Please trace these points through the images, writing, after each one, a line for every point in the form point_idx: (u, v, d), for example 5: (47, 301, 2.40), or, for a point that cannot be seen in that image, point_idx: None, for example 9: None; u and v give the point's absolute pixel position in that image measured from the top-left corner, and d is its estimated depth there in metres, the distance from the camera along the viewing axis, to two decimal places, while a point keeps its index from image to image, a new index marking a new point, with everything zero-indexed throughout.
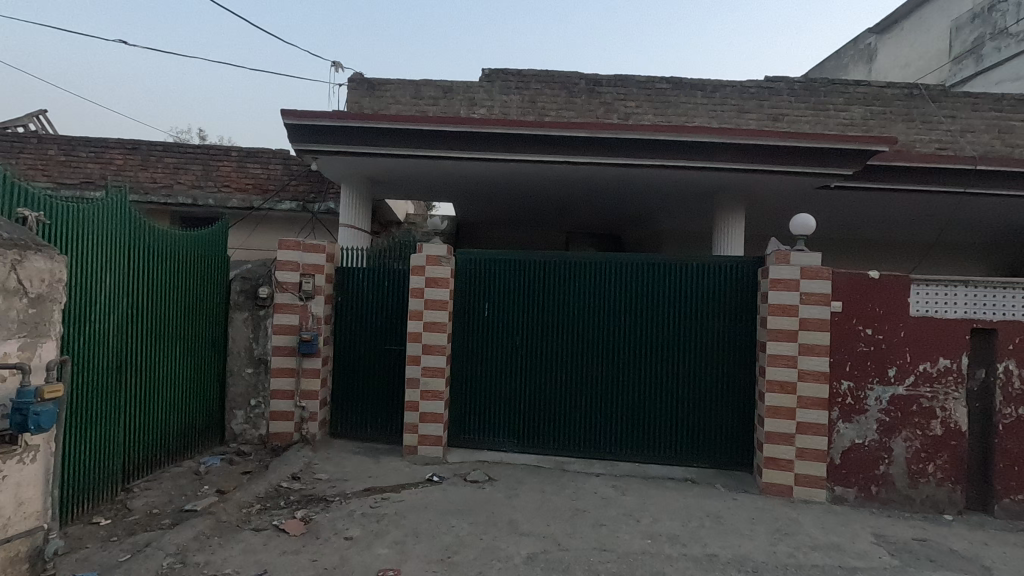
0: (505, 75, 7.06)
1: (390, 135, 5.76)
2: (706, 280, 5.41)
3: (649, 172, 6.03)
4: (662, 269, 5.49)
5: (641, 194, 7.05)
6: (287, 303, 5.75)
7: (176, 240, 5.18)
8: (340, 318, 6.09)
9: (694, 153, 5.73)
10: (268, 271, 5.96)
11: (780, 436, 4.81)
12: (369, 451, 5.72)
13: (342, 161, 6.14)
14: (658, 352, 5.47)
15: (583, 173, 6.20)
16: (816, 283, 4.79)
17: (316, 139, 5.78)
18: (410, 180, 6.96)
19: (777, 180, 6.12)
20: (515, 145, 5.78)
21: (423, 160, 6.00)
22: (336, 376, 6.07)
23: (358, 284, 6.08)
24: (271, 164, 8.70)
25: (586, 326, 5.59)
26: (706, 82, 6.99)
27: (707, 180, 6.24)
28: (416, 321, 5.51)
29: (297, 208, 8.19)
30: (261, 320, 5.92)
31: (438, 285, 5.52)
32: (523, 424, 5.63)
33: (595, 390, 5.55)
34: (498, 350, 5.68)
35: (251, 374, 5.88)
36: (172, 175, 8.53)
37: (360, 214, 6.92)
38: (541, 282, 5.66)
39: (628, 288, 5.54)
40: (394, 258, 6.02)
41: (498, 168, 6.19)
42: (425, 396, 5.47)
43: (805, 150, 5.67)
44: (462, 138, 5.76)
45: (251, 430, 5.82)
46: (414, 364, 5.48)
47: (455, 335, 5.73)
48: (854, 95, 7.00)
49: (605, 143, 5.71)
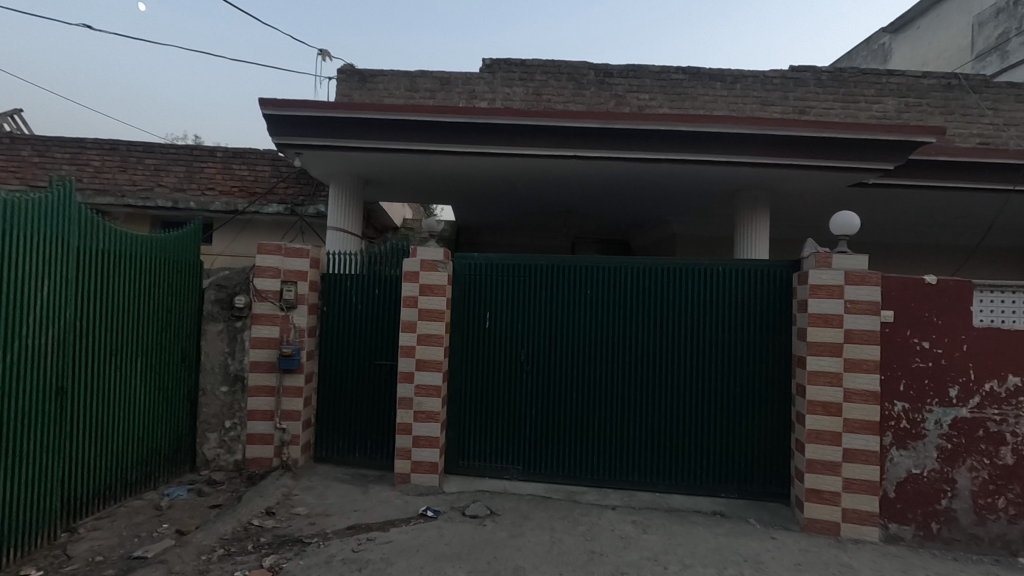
0: (508, 65, 6.45)
1: (380, 127, 5.21)
2: (733, 285, 4.82)
3: (667, 168, 5.47)
4: (683, 274, 4.91)
5: (656, 193, 6.49)
6: (266, 313, 5.21)
7: (141, 244, 4.61)
8: (326, 330, 5.52)
9: (718, 146, 5.16)
10: (245, 278, 5.37)
11: (824, 465, 4.20)
12: (357, 479, 5.12)
13: (328, 158, 5.59)
14: (680, 366, 4.87)
15: (593, 170, 5.64)
16: (863, 289, 4.21)
17: (299, 131, 5.23)
18: (404, 178, 6.41)
19: (808, 177, 5.56)
20: (519, 138, 5.22)
21: (418, 155, 5.45)
22: (321, 394, 5.49)
23: (346, 292, 5.51)
24: (259, 165, 8.15)
25: (598, 336, 5.00)
26: (726, 72, 6.44)
27: (730, 177, 5.68)
28: (409, 333, 4.93)
29: (285, 211, 7.65)
30: (237, 333, 5.32)
31: (434, 293, 4.95)
32: (529, 448, 5.03)
33: (609, 410, 4.95)
34: (501, 365, 5.09)
35: (226, 394, 5.28)
36: (153, 177, 8.01)
37: (350, 216, 6.35)
38: (548, 289, 5.08)
39: (645, 294, 4.96)
40: (386, 263, 5.44)
41: (500, 164, 5.63)
42: (419, 417, 4.87)
43: (841, 143, 5.11)
44: (461, 131, 5.20)
45: (225, 455, 5.22)
46: (407, 382, 4.90)
47: (453, 349, 5.14)
48: (887, 86, 6.43)
49: (618, 136, 5.15)
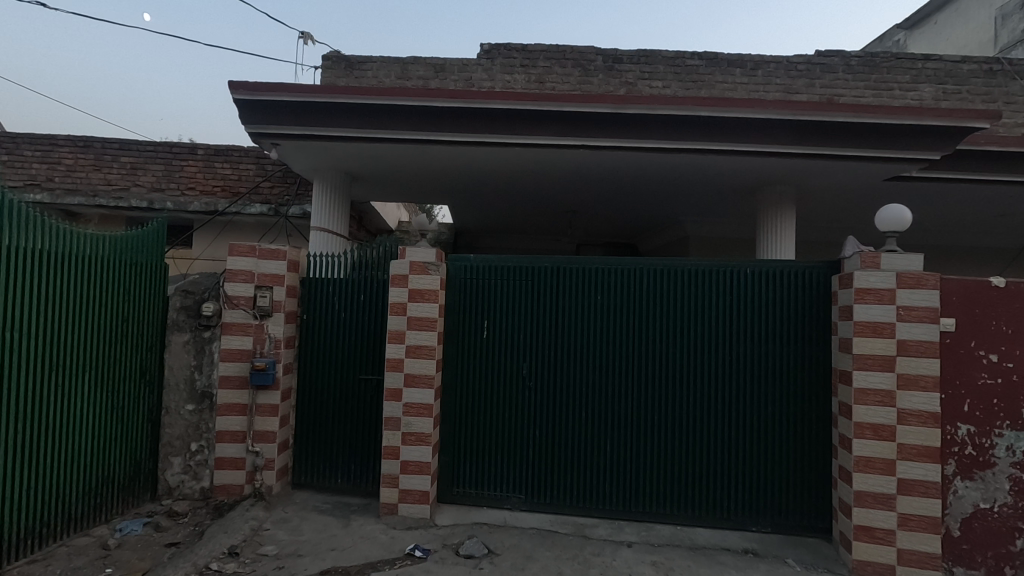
0: (507, 50, 5.93)
1: (365, 113, 4.66)
2: (763, 289, 4.26)
3: (685, 158, 4.92)
4: (706, 276, 4.34)
5: (671, 189, 5.94)
6: (237, 322, 4.66)
7: (90, 243, 4.07)
8: (306, 341, 4.96)
9: (743, 134, 4.61)
10: (215, 284, 4.80)
11: (876, 498, 3.61)
12: (338, 509, 4.54)
13: (309, 150, 5.05)
14: (702, 381, 4.29)
15: (603, 161, 5.09)
16: (918, 294, 3.65)
17: (276, 119, 4.68)
18: (395, 174, 5.88)
19: (842, 169, 5.00)
20: (520, 126, 4.68)
21: (408, 145, 4.91)
22: (299, 413, 4.92)
23: (328, 300, 4.96)
24: (242, 163, 7.63)
25: (609, 348, 4.43)
26: (746, 57, 5.89)
27: (754, 169, 5.13)
28: (396, 344, 4.38)
29: (269, 211, 7.12)
30: (205, 344, 4.74)
31: (424, 299, 4.39)
32: (532, 475, 4.45)
33: (622, 431, 4.37)
34: (501, 380, 4.52)
35: (191, 413, 4.69)
36: (129, 176, 7.49)
37: (335, 215, 5.81)
38: (552, 295, 4.52)
39: (662, 300, 4.39)
40: (372, 267, 4.89)
41: (499, 156, 5.09)
42: (408, 440, 4.31)
43: (882, 130, 4.55)
44: (455, 117, 4.66)
45: (190, 482, 4.63)
46: (394, 400, 4.34)
47: (446, 363, 4.58)
48: (923, 72, 5.90)
49: (631, 122, 4.60)
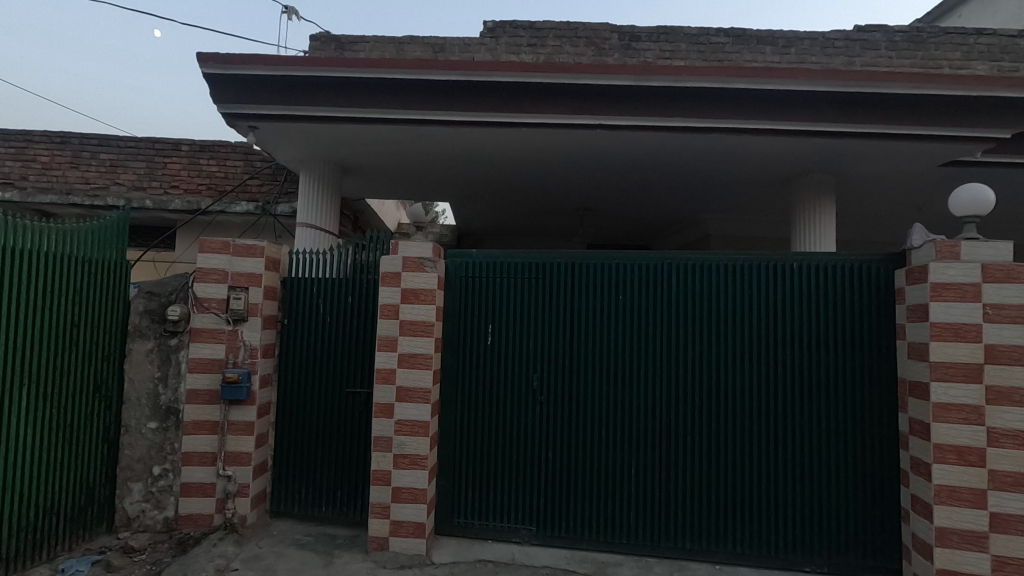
0: (514, 29, 5.39)
1: (353, 90, 4.12)
2: (811, 288, 3.67)
3: (715, 139, 4.35)
4: (745, 272, 3.76)
5: (696, 179, 5.38)
6: (209, 328, 4.11)
7: (26, 233, 3.45)
8: (287, 350, 4.39)
9: (784, 110, 4.03)
10: (183, 284, 4.21)
11: (965, 537, 2.98)
12: (321, 542, 3.93)
13: (291, 134, 4.50)
14: (740, 395, 3.70)
15: (621, 144, 4.51)
16: (1009, 289, 3.04)
17: (251, 98, 4.16)
18: (390, 164, 5.34)
19: (895, 150, 4.41)
20: (528, 102, 4.12)
21: (402, 127, 4.36)
22: (279, 431, 4.34)
23: (311, 303, 4.40)
24: (230, 160, 7.15)
25: (634, 356, 3.83)
26: (778, 34, 5.31)
27: (792, 152, 4.55)
28: (388, 352, 3.81)
29: (255, 209, 6.59)
30: (171, 354, 4.13)
31: (419, 300, 3.82)
32: (546, 504, 3.83)
33: (649, 452, 3.76)
34: (508, 393, 3.93)
35: (154, 432, 4.08)
36: (109, 174, 7.00)
37: (324, 210, 5.26)
38: (565, 296, 3.93)
39: (695, 300, 3.80)
40: (361, 265, 4.33)
41: (505, 139, 4.54)
42: (400, 463, 3.72)
43: (945, 103, 3.96)
44: (454, 95, 4.12)
45: (152, 512, 4.03)
46: (385, 417, 3.77)
47: (444, 373, 3.98)
48: (975, 48, 5.31)
49: (655, 98, 4.04)
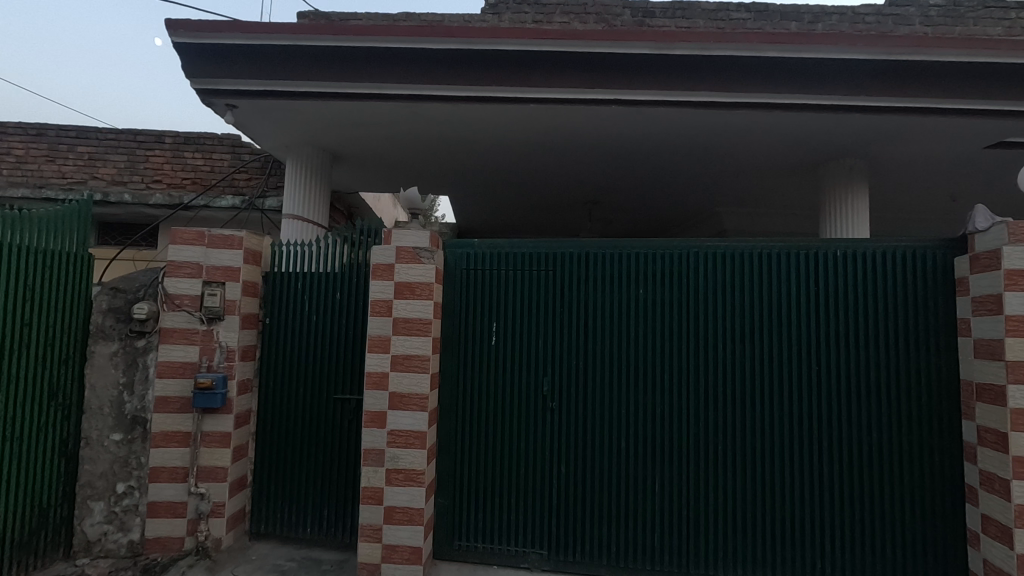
0: (518, 4, 4.98)
1: (341, 63, 3.73)
2: (858, 278, 3.26)
3: (742, 117, 3.96)
4: (783, 261, 3.35)
5: (715, 164, 4.98)
6: (181, 328, 3.68)
7: None
8: (269, 352, 3.96)
9: (819, 81, 3.64)
10: (153, 279, 3.78)
11: None
12: (306, 568, 3.49)
13: (274, 113, 4.10)
14: (778, 400, 3.28)
15: (638, 122, 4.11)
16: None
17: (226, 70, 3.75)
18: (385, 150, 4.94)
19: (939, 127, 4.02)
20: (536, 75, 3.73)
21: (394, 104, 3.97)
22: (260, 443, 3.90)
23: (296, 300, 3.97)
24: (216, 153, 6.76)
25: (658, 357, 3.40)
26: (803, 9, 4.92)
27: (826, 131, 4.13)
28: (379, 354, 3.38)
29: (242, 203, 6.18)
30: (138, 358, 3.69)
31: (414, 294, 3.40)
32: (558, 525, 3.40)
33: (675, 465, 3.33)
34: (516, 399, 3.50)
35: (118, 445, 3.64)
36: (86, 167, 6.59)
37: (313, 200, 4.86)
38: (579, 290, 3.50)
39: (727, 293, 3.38)
40: (350, 258, 3.90)
41: (510, 118, 4.15)
42: (394, 479, 3.29)
43: (1000, 72, 3.56)
44: (454, 66, 3.73)
45: (115, 534, 3.59)
46: (376, 427, 3.34)
47: (443, 378, 3.55)
48: (1017, 23, 4.91)
49: (676, 68, 3.64)
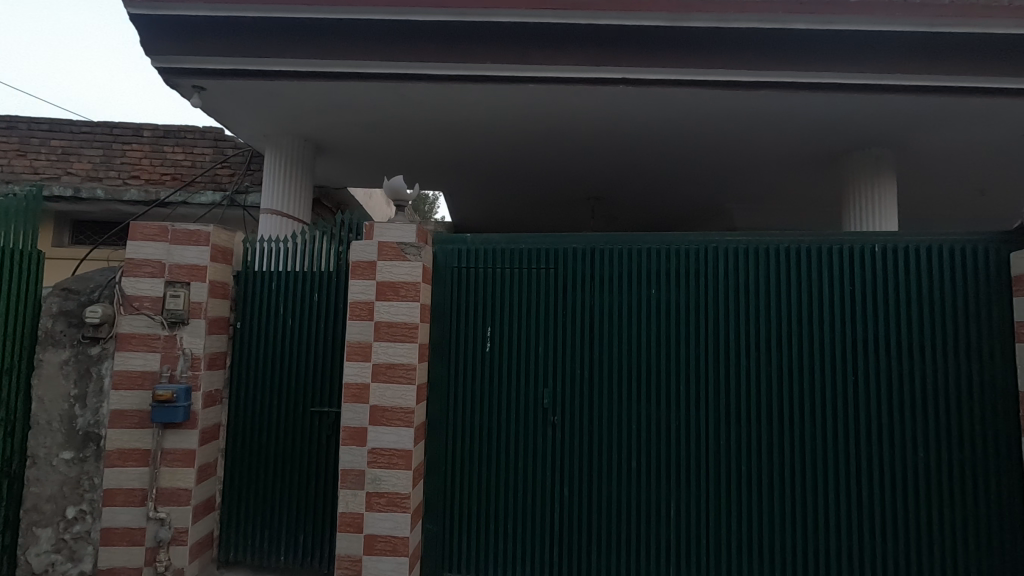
0: None
1: (324, 37, 3.44)
2: (900, 278, 2.91)
3: (762, 99, 3.63)
4: (815, 259, 2.99)
5: (729, 154, 4.65)
6: (140, 334, 3.30)
7: None
8: (240, 361, 3.58)
9: (845, 57, 3.35)
10: (109, 280, 3.40)
11: None
12: None
13: (249, 96, 3.77)
14: (810, 414, 2.91)
15: (648, 105, 3.78)
16: None
17: (191, 46, 3.44)
18: (373, 139, 4.59)
19: (976, 111, 3.70)
20: (538, 51, 3.43)
21: (379, 85, 3.64)
22: (229, 462, 3.51)
23: (270, 303, 3.60)
24: (197, 147, 6.40)
25: (673, 365, 3.02)
26: None
27: (853, 114, 3.80)
28: (360, 362, 3.00)
29: (223, 199, 5.81)
30: (92, 367, 3.31)
31: (398, 295, 3.02)
32: (562, 554, 3.02)
33: (693, 487, 2.95)
34: (513, 413, 3.12)
35: (69, 465, 3.25)
36: (59, 161, 6.21)
37: (295, 193, 4.50)
38: (584, 291, 3.12)
39: (753, 295, 3.00)
40: (328, 256, 3.53)
41: (509, 101, 3.82)
42: (375, 504, 2.91)
43: None
44: (447, 43, 3.44)
45: (64, 565, 3.20)
46: (356, 444, 2.96)
47: (431, 389, 3.17)
48: None
49: (691, 42, 3.36)
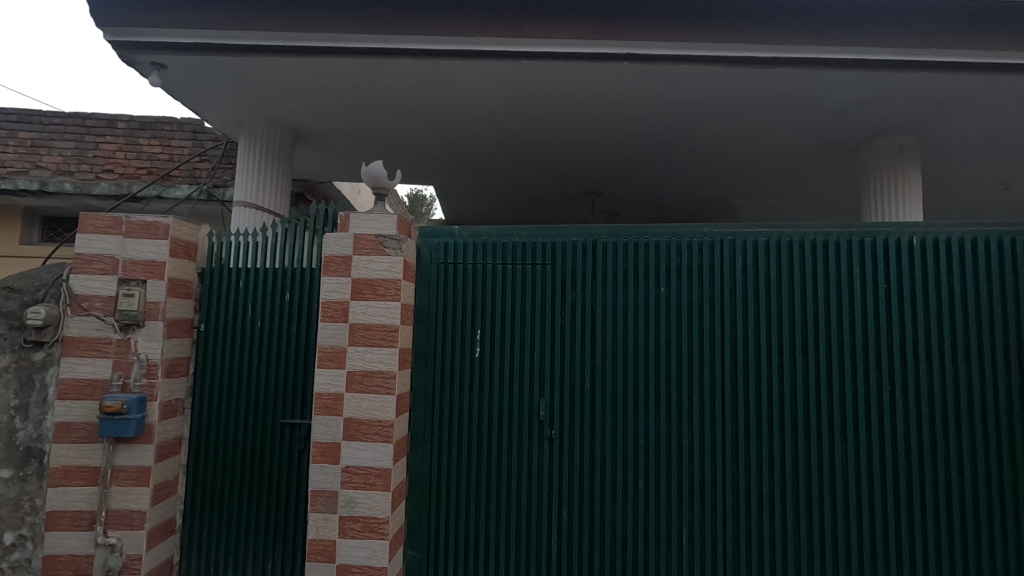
0: None
1: (301, 8, 3.14)
2: (938, 272, 2.61)
3: (778, 78, 3.33)
4: (845, 252, 2.68)
5: (740, 142, 4.34)
6: (91, 337, 2.95)
7: None
8: (204, 368, 3.23)
9: (870, 30, 3.06)
10: (56, 277, 3.06)
11: None
12: None
13: (218, 75, 3.45)
14: (839, 427, 2.59)
15: (654, 85, 3.47)
16: None
17: (153, 17, 3.13)
18: (357, 126, 4.27)
19: (1008, 93, 3.42)
20: (534, 23, 3.13)
21: (360, 62, 3.33)
22: (191, 480, 3.16)
23: (237, 303, 3.25)
24: (175, 139, 6.06)
25: (685, 371, 2.69)
26: None
27: (876, 96, 3.51)
28: (333, 369, 2.66)
29: (200, 193, 5.47)
30: (35, 375, 2.97)
31: (377, 294, 2.68)
32: None
33: (708, 509, 2.62)
34: (505, 425, 2.78)
35: (7, 484, 2.90)
36: (26, 153, 5.84)
37: (271, 184, 4.16)
38: (585, 288, 2.79)
39: (776, 293, 2.68)
40: (302, 251, 3.20)
41: (503, 82, 3.51)
42: (350, 529, 2.57)
43: None
44: (435, 15, 3.13)
45: None
46: (329, 462, 2.61)
47: (414, 399, 2.83)
48: None
49: (702, 13, 3.06)
